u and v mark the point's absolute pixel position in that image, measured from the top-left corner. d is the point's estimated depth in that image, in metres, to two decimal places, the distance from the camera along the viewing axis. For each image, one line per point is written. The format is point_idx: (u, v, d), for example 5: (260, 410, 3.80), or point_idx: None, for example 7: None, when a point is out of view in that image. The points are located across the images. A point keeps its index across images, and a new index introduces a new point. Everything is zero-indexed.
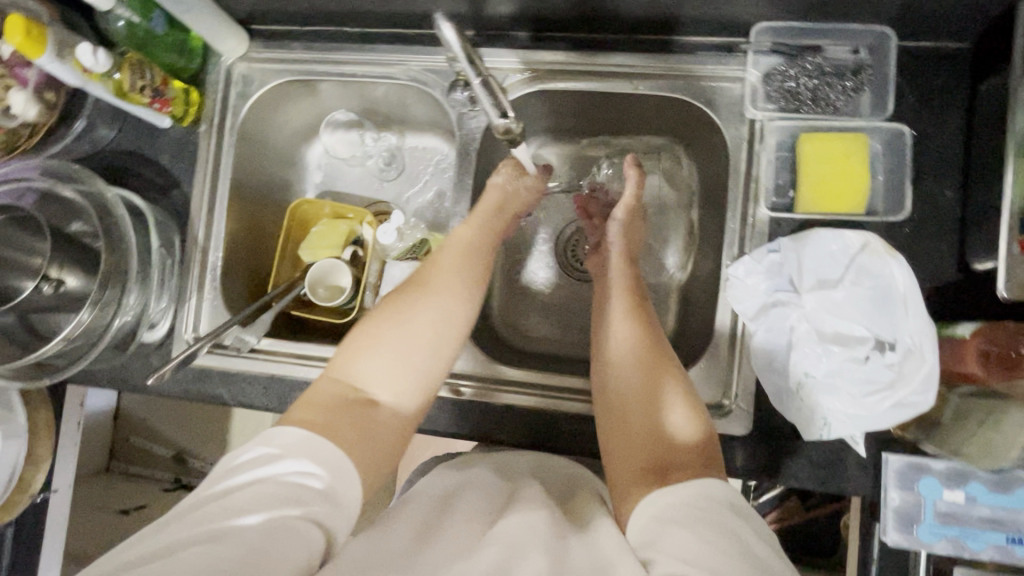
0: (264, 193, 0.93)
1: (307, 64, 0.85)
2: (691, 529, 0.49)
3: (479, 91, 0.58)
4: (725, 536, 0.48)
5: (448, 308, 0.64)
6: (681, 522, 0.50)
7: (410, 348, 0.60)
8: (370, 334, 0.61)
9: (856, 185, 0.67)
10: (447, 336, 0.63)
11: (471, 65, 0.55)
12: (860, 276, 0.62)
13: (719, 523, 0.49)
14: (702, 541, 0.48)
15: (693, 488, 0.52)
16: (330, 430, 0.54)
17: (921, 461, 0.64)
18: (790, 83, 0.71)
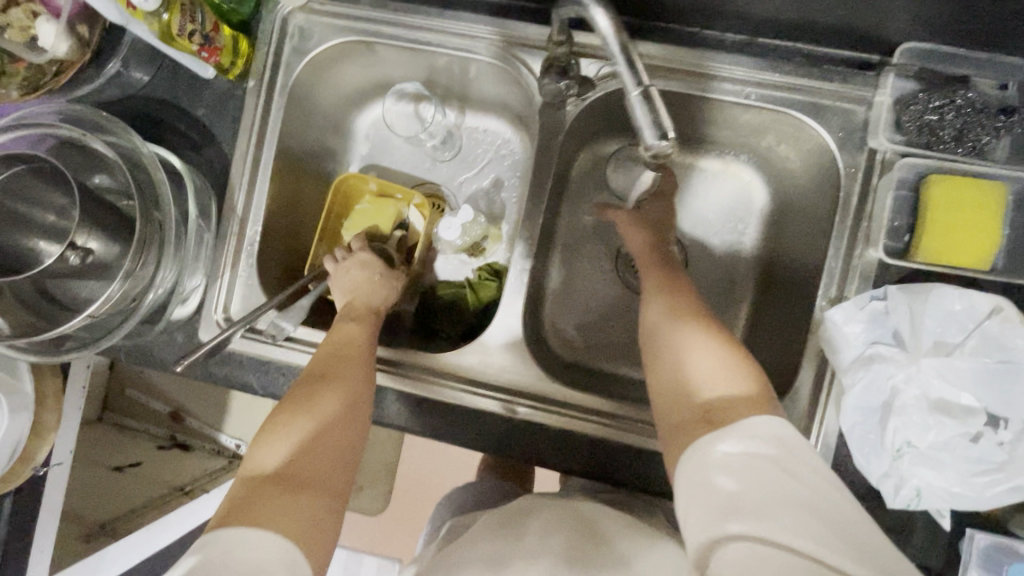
0: (308, 161, 0.84)
1: (375, 24, 0.76)
2: (732, 479, 0.45)
3: (632, 104, 0.50)
4: (772, 483, 0.44)
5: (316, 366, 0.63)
6: (723, 474, 0.46)
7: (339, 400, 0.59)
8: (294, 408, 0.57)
9: (985, 240, 0.61)
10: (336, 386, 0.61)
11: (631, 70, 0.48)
12: (981, 343, 0.57)
13: (762, 471, 0.45)
14: (747, 488, 0.44)
15: (726, 432, 0.48)
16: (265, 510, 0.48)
17: (1010, 544, 0.60)
18: (930, 116, 0.63)
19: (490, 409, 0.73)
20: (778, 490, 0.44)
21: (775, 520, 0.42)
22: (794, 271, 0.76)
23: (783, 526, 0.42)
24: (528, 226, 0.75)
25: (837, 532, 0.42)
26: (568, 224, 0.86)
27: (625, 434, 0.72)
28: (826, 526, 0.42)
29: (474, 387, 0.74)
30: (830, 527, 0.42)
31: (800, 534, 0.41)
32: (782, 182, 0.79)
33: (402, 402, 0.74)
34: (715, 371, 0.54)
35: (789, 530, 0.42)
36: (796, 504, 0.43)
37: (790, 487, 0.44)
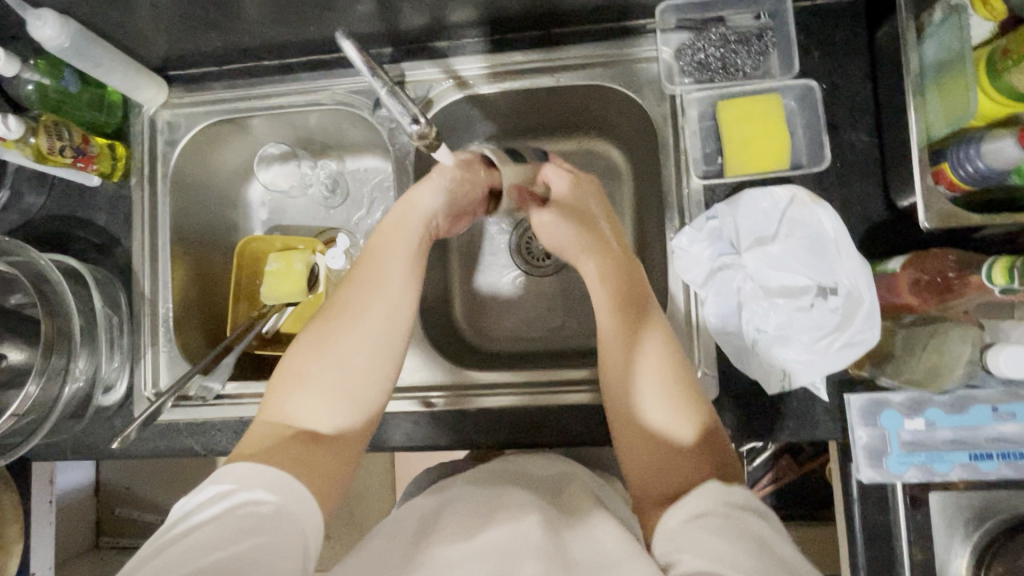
0: (209, 236, 0.91)
1: (232, 103, 0.85)
2: (722, 539, 0.48)
3: (388, 101, 0.56)
4: (749, 533, 0.49)
5: (384, 315, 0.65)
6: (713, 532, 0.49)
7: (361, 347, 0.64)
8: (297, 372, 0.62)
9: (777, 144, 0.69)
10: (392, 333, 0.65)
11: (374, 76, 0.54)
12: (792, 228, 0.65)
13: (740, 525, 0.50)
14: (731, 541, 0.48)
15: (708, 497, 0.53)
16: (299, 464, 0.56)
17: (881, 397, 0.65)
18: (701, 55, 0.73)
19: (411, 410, 0.78)
20: (753, 541, 0.49)
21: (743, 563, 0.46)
22: (654, 213, 0.83)
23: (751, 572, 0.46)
24: None
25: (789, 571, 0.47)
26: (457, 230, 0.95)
27: (541, 394, 0.76)
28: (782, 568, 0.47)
29: (395, 395, 0.79)
30: (778, 560, 0.48)
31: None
32: (627, 144, 0.88)
33: None
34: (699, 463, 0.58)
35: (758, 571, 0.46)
36: (764, 552, 0.48)
37: (763, 540, 0.49)
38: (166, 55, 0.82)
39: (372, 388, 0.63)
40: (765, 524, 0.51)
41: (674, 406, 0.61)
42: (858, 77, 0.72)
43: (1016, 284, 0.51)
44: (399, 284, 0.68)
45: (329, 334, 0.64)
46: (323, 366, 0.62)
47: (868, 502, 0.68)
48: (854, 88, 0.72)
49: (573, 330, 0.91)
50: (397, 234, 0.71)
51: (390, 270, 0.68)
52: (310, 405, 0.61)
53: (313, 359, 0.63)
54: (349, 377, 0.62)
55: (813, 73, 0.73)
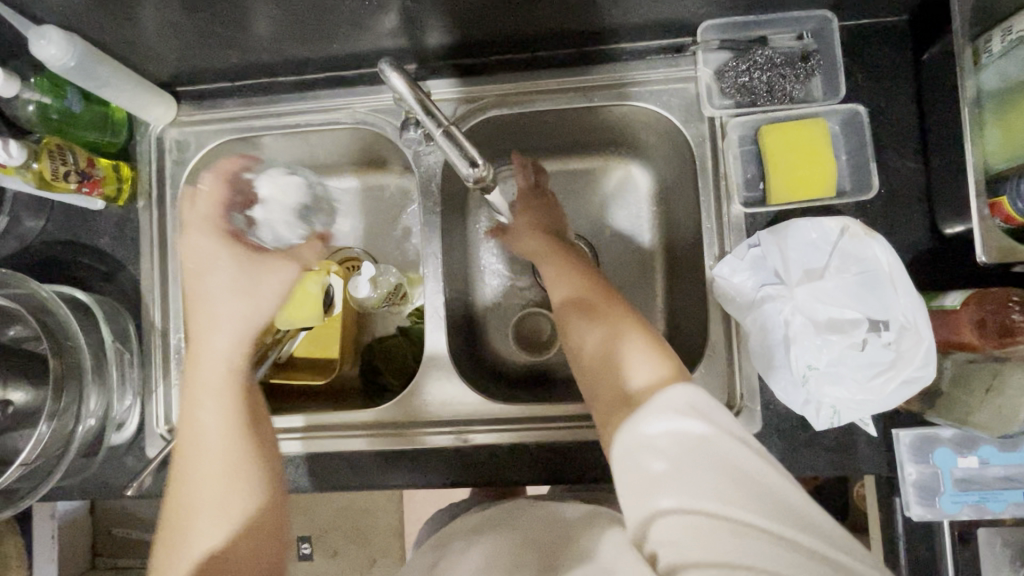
0: None
1: (244, 120, 0.81)
2: (663, 462, 0.46)
3: (442, 143, 0.58)
4: (710, 458, 0.45)
5: (227, 410, 0.60)
6: (655, 458, 0.46)
7: (217, 466, 0.57)
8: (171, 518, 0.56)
9: (824, 171, 0.67)
10: (248, 430, 0.60)
11: (430, 116, 0.57)
12: (843, 260, 0.63)
13: (697, 449, 0.46)
14: (702, 477, 0.45)
15: (654, 414, 0.48)
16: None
17: (931, 432, 0.63)
18: (744, 78, 0.70)
19: (445, 445, 0.75)
20: (714, 465, 0.45)
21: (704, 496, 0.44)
22: (688, 238, 0.81)
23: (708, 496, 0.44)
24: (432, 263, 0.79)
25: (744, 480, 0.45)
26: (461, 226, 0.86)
27: (583, 427, 0.74)
28: (745, 492, 0.44)
29: (422, 428, 0.76)
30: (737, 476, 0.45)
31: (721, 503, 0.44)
32: (658, 164, 0.85)
33: (358, 461, 0.76)
34: (647, 374, 0.55)
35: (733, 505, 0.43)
36: (733, 479, 0.45)
37: (728, 463, 0.45)
38: (176, 71, 0.77)
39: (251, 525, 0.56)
40: (726, 435, 0.47)
41: (606, 333, 0.59)
42: (903, 102, 0.70)
43: None
44: (237, 401, 0.61)
45: (180, 480, 0.57)
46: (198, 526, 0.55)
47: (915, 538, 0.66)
48: (899, 113, 0.70)
49: None
50: (196, 358, 0.62)
51: (211, 364, 0.62)
52: (201, 550, 0.54)
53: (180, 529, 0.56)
54: (224, 527, 0.55)
55: (859, 96, 0.70)
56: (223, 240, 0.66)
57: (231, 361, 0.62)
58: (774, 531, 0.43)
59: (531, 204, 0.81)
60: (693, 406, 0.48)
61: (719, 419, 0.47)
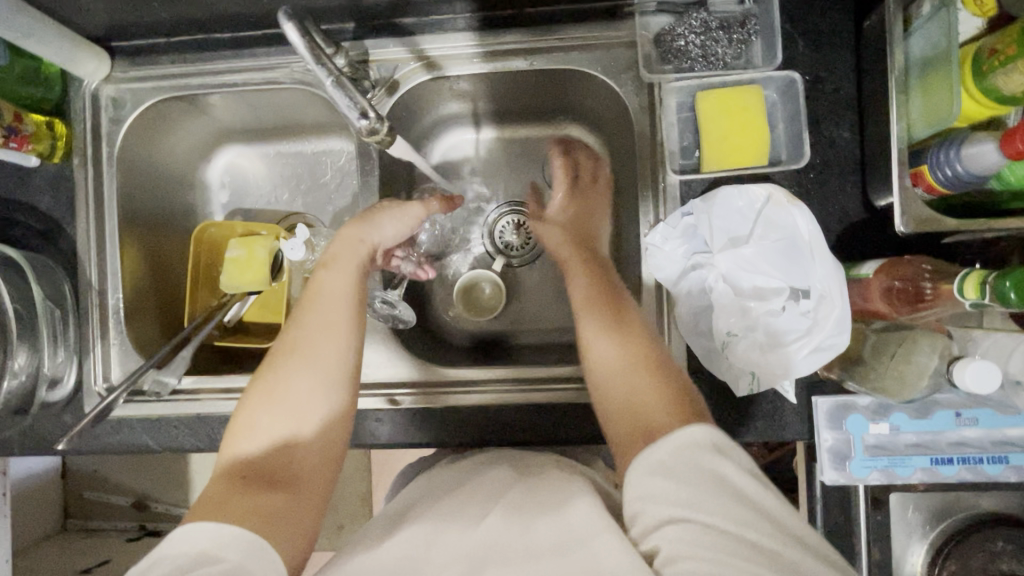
0: (161, 218, 0.87)
1: (181, 78, 0.79)
2: (672, 480, 0.47)
3: (332, 93, 0.58)
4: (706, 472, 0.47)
5: (334, 309, 0.60)
6: (666, 474, 0.47)
7: (316, 350, 0.58)
8: (260, 392, 0.56)
9: (754, 139, 0.67)
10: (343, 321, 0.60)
11: (320, 64, 0.55)
12: (767, 229, 0.63)
13: (701, 468, 0.47)
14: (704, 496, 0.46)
15: (667, 442, 0.49)
16: (253, 514, 0.49)
17: (848, 400, 0.64)
18: (680, 42, 0.69)
19: (375, 407, 0.75)
20: (717, 484, 0.46)
21: (712, 511, 0.45)
22: (629, 207, 0.81)
23: (716, 513, 0.45)
24: None
25: (751, 503, 0.46)
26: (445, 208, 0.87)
27: (512, 390, 0.75)
28: (754, 516, 0.45)
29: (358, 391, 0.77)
30: (748, 504, 0.45)
31: (732, 522, 0.44)
32: (605, 132, 0.84)
33: None
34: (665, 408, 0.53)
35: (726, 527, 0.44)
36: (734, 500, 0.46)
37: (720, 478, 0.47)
38: (108, 25, 0.75)
39: (331, 425, 0.56)
40: (727, 462, 0.47)
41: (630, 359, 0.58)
42: (841, 69, 0.69)
43: (986, 301, 0.49)
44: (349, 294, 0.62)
45: (293, 352, 0.57)
46: (285, 395, 0.56)
47: (831, 502, 0.68)
48: (837, 82, 0.69)
49: (547, 323, 0.89)
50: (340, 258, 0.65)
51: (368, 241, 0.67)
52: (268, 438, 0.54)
53: (266, 394, 0.56)
54: (307, 410, 0.55)
55: (796, 63, 0.70)
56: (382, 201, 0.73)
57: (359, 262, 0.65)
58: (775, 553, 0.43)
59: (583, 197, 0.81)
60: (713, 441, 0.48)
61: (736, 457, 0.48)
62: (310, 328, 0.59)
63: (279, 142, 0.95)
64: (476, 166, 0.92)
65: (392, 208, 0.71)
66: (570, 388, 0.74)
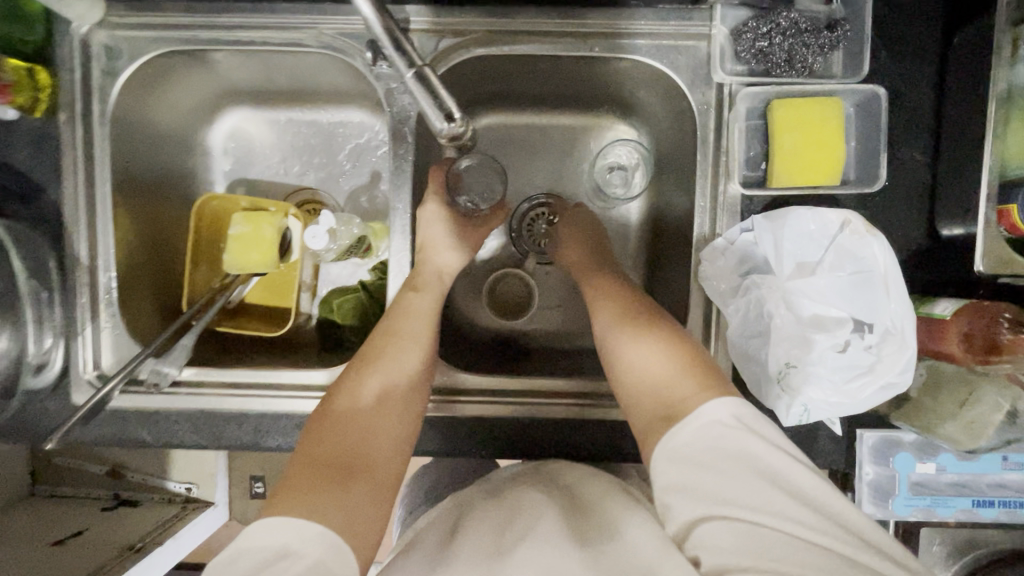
0: (157, 186, 0.78)
1: (190, 30, 0.69)
2: (709, 462, 0.51)
3: (413, 88, 0.53)
4: (737, 448, 0.51)
5: (415, 325, 0.67)
6: (708, 454, 0.51)
7: (397, 363, 0.63)
8: (342, 398, 0.60)
9: (830, 158, 0.62)
10: (421, 338, 0.66)
11: (399, 53, 0.51)
12: (838, 257, 0.59)
13: (734, 451, 0.51)
14: (742, 484, 0.49)
15: (698, 427, 0.53)
16: (331, 506, 0.52)
17: (895, 436, 0.62)
18: (763, 43, 0.62)
19: None
20: (752, 467, 0.50)
21: (761, 500, 0.48)
22: (674, 213, 0.76)
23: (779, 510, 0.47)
24: (401, 218, 0.71)
25: (790, 488, 0.49)
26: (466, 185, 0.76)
27: (542, 404, 0.70)
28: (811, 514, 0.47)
29: None
30: (795, 497, 0.48)
31: (794, 518, 0.47)
32: (654, 126, 0.78)
33: (307, 422, 0.70)
34: (679, 384, 0.57)
35: (770, 514, 0.47)
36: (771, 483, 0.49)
37: (752, 455, 0.50)
38: None
39: (404, 426, 0.61)
40: (757, 437, 0.51)
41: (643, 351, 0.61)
42: (923, 86, 0.65)
43: None
44: (429, 311, 0.68)
45: (377, 360, 0.63)
46: (365, 394, 0.61)
47: None
48: (917, 100, 0.65)
49: (574, 326, 0.84)
50: (418, 274, 0.70)
51: (444, 261, 0.73)
52: (348, 442, 0.57)
53: (348, 399, 0.60)
54: (382, 416, 0.60)
55: (876, 75, 0.65)
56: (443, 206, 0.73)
57: (439, 280, 0.71)
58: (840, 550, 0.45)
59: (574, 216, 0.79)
60: (736, 414, 0.53)
61: (764, 432, 0.52)
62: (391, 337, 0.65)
63: (291, 109, 0.86)
64: (509, 153, 0.85)
65: (449, 234, 0.74)
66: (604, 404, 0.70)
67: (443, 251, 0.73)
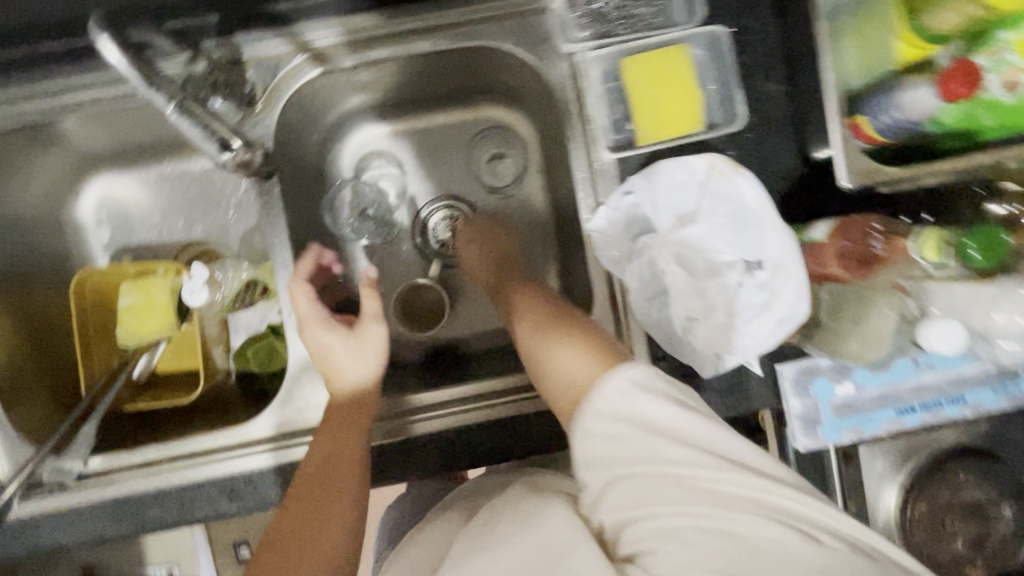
0: (28, 274, 0.74)
1: (22, 110, 0.65)
2: (620, 440, 0.40)
3: (177, 121, 0.53)
4: (634, 416, 0.40)
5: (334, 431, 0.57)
6: (633, 424, 0.40)
7: (314, 465, 0.54)
8: (272, 535, 0.50)
9: (687, 105, 0.63)
10: (341, 439, 0.56)
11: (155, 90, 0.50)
12: (713, 202, 0.60)
13: (642, 418, 0.40)
14: (634, 451, 0.39)
15: (615, 413, 0.40)
16: None
17: (810, 364, 0.62)
18: (595, 5, 0.65)
19: None
20: (664, 430, 0.39)
21: (692, 474, 0.38)
22: (564, 190, 0.74)
23: (704, 486, 0.38)
24: (281, 254, 0.68)
25: (706, 442, 0.39)
26: (352, 220, 0.80)
27: (475, 411, 0.68)
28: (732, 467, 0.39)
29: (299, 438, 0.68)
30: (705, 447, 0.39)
31: (712, 472, 0.38)
32: (530, 108, 0.77)
33: (230, 484, 0.67)
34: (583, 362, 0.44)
35: (686, 470, 0.39)
36: (666, 437, 0.39)
37: (648, 415, 0.40)
38: None
39: (338, 548, 0.49)
40: (659, 397, 0.40)
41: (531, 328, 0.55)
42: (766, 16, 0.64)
43: (945, 260, 0.55)
44: (355, 415, 0.58)
45: (305, 475, 0.54)
46: (289, 518, 0.51)
47: (805, 463, 0.67)
48: (764, 30, 0.64)
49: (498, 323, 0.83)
50: (336, 372, 0.61)
51: (364, 362, 0.61)
52: None
53: (278, 527, 0.50)
54: (316, 536, 0.49)
55: (720, 14, 0.64)
56: (317, 303, 0.64)
57: (365, 384, 0.61)
58: (748, 483, 0.38)
59: (489, 237, 0.73)
60: (631, 382, 0.40)
61: (659, 389, 0.40)
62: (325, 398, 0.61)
63: (160, 164, 0.82)
64: (393, 163, 0.82)
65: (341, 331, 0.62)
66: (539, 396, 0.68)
67: (348, 364, 0.61)
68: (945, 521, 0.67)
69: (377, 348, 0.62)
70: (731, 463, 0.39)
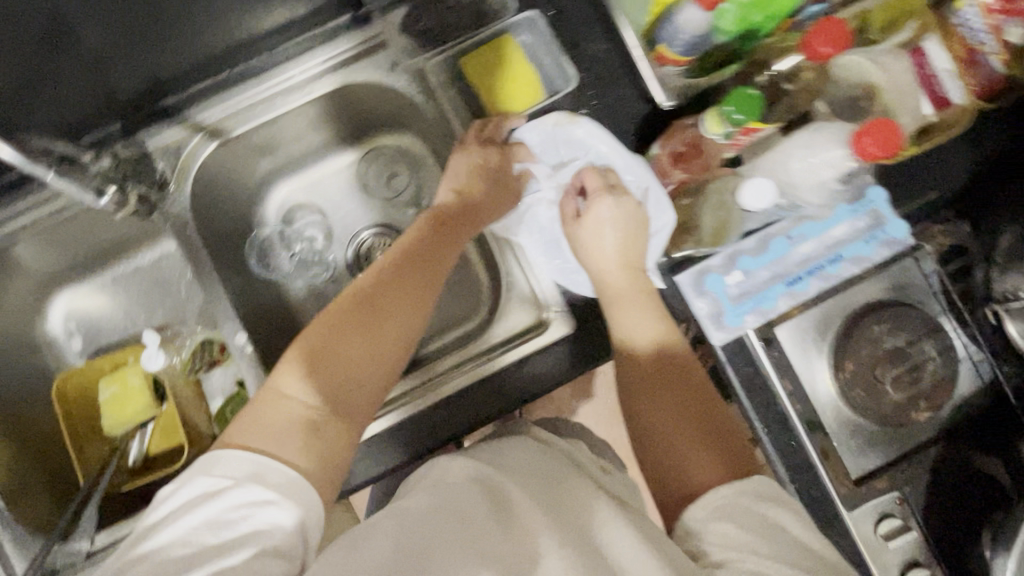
0: (15, 390, 0.82)
1: None
2: (741, 529, 0.46)
3: (60, 184, 0.62)
4: (754, 519, 0.47)
5: (411, 300, 0.59)
6: (754, 530, 0.46)
7: (382, 329, 0.57)
8: (326, 348, 0.55)
9: (524, 82, 0.73)
10: (404, 309, 0.59)
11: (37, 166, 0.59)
12: (568, 150, 0.72)
13: (761, 518, 0.47)
14: (741, 533, 0.45)
15: (748, 511, 0.48)
16: (300, 465, 0.49)
17: (702, 267, 0.70)
18: (422, 23, 0.74)
19: None
20: (771, 527, 0.46)
21: (772, 542, 0.45)
22: None
23: (784, 549, 0.45)
24: (220, 306, 0.75)
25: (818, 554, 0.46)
26: (292, 269, 0.88)
27: (430, 391, 0.71)
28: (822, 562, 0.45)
29: None
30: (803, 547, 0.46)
31: (800, 549, 0.45)
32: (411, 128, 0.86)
33: None
34: (704, 462, 0.54)
35: (773, 543, 0.45)
36: (775, 530, 0.46)
37: (762, 517, 0.47)
38: None
39: (379, 386, 0.56)
40: (775, 509, 0.48)
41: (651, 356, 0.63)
42: None
43: (726, 129, 0.59)
44: (427, 284, 0.61)
45: (372, 307, 0.57)
46: (354, 349, 0.55)
47: (736, 357, 0.72)
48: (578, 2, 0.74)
49: (446, 320, 0.88)
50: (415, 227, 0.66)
51: (437, 243, 0.65)
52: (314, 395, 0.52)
53: (333, 334, 0.56)
54: (359, 373, 0.55)
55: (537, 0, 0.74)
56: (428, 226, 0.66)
57: (427, 233, 0.66)
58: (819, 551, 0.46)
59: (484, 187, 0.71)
60: (750, 496, 0.49)
61: (770, 508, 0.48)
62: (381, 260, 0.63)
63: (111, 267, 0.91)
64: (315, 208, 0.91)
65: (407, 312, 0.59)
66: (487, 359, 0.72)
67: (402, 323, 0.58)
68: (877, 374, 0.71)
69: (433, 225, 0.67)
70: (820, 550, 0.46)
